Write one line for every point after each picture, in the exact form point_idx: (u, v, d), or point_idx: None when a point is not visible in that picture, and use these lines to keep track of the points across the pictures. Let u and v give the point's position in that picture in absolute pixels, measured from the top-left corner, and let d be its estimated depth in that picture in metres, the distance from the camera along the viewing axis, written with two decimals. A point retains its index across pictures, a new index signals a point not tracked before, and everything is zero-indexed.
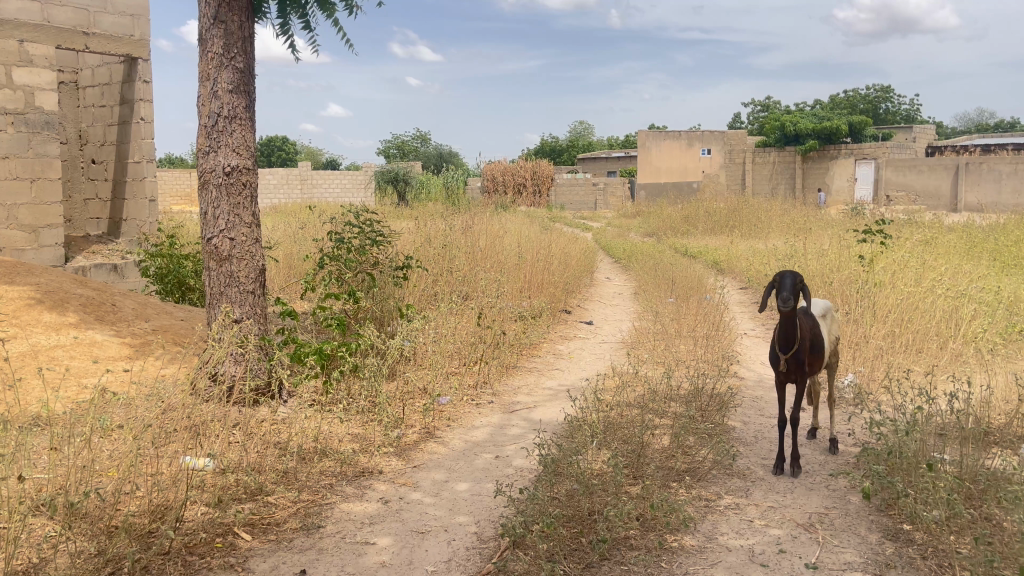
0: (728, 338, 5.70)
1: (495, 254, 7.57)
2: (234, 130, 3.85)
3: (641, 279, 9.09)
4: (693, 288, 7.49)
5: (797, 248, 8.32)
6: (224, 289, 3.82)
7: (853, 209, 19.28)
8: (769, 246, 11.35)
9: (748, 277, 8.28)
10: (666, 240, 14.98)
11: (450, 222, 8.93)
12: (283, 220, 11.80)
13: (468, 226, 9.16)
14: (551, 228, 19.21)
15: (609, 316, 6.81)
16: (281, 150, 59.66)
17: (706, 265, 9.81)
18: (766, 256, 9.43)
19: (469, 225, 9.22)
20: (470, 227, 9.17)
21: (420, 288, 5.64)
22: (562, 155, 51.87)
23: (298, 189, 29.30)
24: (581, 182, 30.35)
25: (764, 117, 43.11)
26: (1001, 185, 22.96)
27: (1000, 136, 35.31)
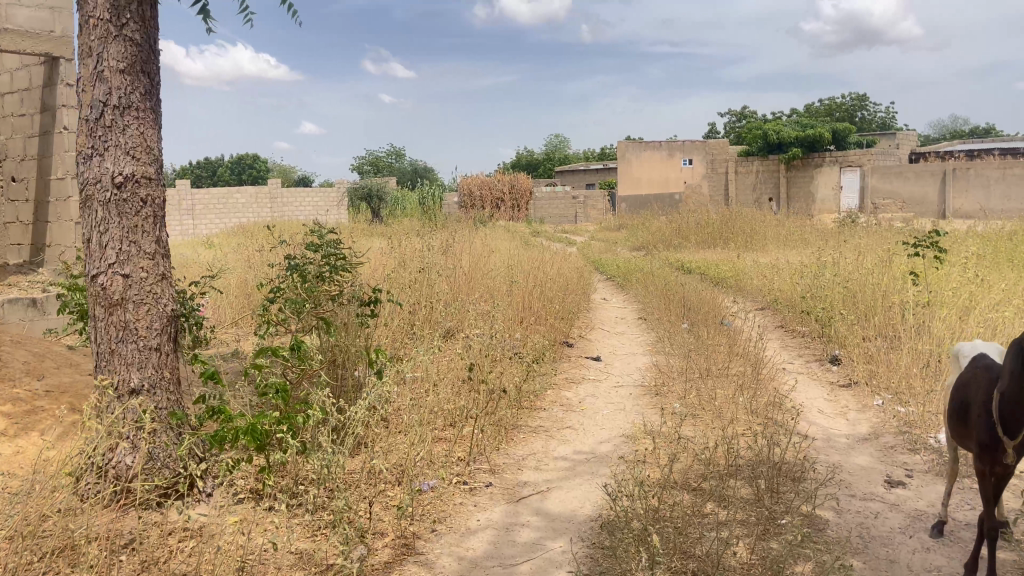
0: (769, 378, 4.68)
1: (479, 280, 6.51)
2: (128, 125, 2.75)
3: (644, 302, 8.07)
4: (709, 313, 6.48)
5: (820, 263, 7.37)
6: (115, 346, 2.70)
7: (847, 218, 18.49)
8: (777, 262, 10.39)
9: (768, 298, 7.32)
10: (658, 254, 14.01)
11: (425, 242, 7.87)
12: (243, 241, 10.73)
13: (447, 246, 8.10)
14: (534, 244, 18.22)
15: (618, 350, 5.78)
16: (253, 168, 58.61)
17: (713, 285, 8.81)
18: (780, 273, 8.46)
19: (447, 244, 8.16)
20: (449, 246, 8.11)
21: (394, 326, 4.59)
22: (539, 168, 51.03)
23: (267, 208, 28.23)
24: (561, 195, 29.46)
25: (743, 127, 42.52)
26: (990, 191, 22.46)
27: (980, 142, 34.95)
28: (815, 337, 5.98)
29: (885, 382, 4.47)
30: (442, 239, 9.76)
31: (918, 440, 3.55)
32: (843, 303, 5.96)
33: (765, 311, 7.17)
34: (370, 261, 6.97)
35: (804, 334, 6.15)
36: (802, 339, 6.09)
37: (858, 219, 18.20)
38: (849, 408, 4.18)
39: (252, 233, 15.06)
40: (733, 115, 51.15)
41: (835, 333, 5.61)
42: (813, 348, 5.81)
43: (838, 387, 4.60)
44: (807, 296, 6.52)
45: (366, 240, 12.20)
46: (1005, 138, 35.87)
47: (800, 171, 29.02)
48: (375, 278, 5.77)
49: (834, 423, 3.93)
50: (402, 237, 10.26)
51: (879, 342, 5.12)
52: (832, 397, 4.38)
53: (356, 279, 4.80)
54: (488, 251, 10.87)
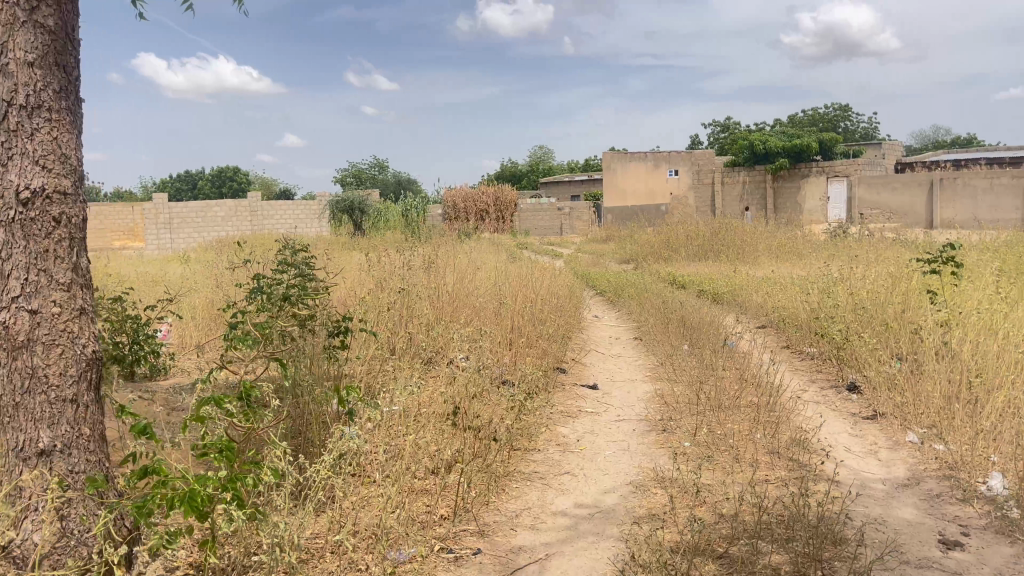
0: (785, 411, 4.23)
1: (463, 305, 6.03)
2: (37, 129, 2.27)
3: (638, 321, 7.62)
4: (710, 334, 6.04)
5: (824, 279, 6.96)
6: (19, 398, 2.21)
7: (837, 229, 18.19)
8: (774, 278, 9.98)
9: (770, 317, 6.89)
10: (647, 267, 13.60)
11: (404, 258, 7.39)
12: (215, 257, 10.20)
13: (428, 260, 7.61)
14: (520, 257, 17.80)
15: (615, 376, 5.31)
16: (233, 180, 57.94)
17: (710, 301, 8.38)
18: (780, 289, 8.04)
19: (427, 260, 7.68)
20: (431, 261, 7.63)
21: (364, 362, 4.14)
22: (523, 180, 50.71)
23: (247, 221, 27.65)
24: (546, 207, 29.07)
25: (727, 137, 42.37)
26: (978, 201, 22.25)
27: (964, 151, 34.97)
28: (827, 360, 5.54)
29: (916, 415, 4.03)
30: (423, 254, 9.29)
31: (968, 489, 3.11)
32: (856, 323, 5.53)
33: (769, 330, 6.73)
34: (345, 281, 6.49)
35: (816, 357, 5.70)
36: (813, 362, 5.65)
37: (849, 230, 17.89)
38: (879, 445, 3.73)
39: (228, 248, 14.54)
40: (716, 126, 51.11)
41: (850, 356, 5.17)
42: (827, 372, 5.37)
43: (861, 419, 4.16)
44: (815, 315, 6.08)
45: (345, 255, 11.71)
46: (988, 147, 35.89)
47: (786, 182, 28.79)
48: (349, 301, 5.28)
49: (866, 464, 3.48)
50: (382, 253, 9.79)
51: (901, 368, 4.68)
52: (858, 432, 3.93)
53: (325, 304, 4.31)
54: (472, 267, 10.41)
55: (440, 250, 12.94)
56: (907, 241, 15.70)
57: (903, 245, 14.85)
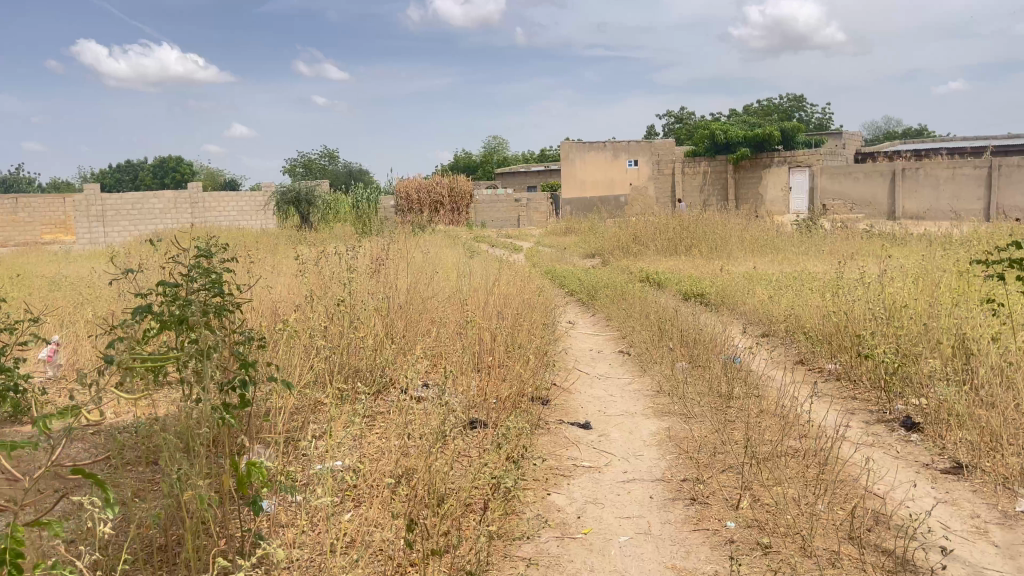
0: (843, 463, 3.25)
1: (417, 331, 4.95)
2: None
3: (621, 330, 6.59)
4: (712, 346, 5.08)
5: (837, 286, 6.02)
6: None
7: (807, 221, 17.45)
8: (763, 278, 9.04)
9: (775, 327, 5.95)
10: (616, 264, 12.63)
11: (344, 260, 6.24)
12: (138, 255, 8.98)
13: (377, 261, 6.50)
14: (479, 252, 16.74)
15: (608, 407, 4.27)
16: (177, 172, 55.93)
17: (699, 306, 7.40)
18: (780, 292, 7.09)
19: (375, 261, 6.56)
20: (379, 261, 6.52)
21: (278, 421, 3.08)
22: (478, 170, 49.56)
23: (188, 213, 26.12)
24: (502, 198, 28.01)
25: (686, 127, 41.72)
26: (940, 191, 21.68)
27: (923, 143, 34.65)
28: (860, 381, 4.59)
29: (1017, 471, 3.07)
30: (372, 254, 8.15)
31: None
32: (890, 337, 4.60)
33: (777, 340, 5.75)
34: (275, 288, 5.34)
35: (845, 380, 4.74)
36: (842, 385, 4.68)
37: (819, 222, 17.17)
38: (985, 521, 2.76)
39: (161, 250, 13.26)
40: (671, 117, 50.56)
41: (896, 381, 4.21)
42: (863, 396, 4.41)
43: (941, 474, 3.19)
44: (837, 325, 5.13)
45: (286, 256, 10.51)
46: (940, 138, 35.73)
47: (748, 172, 28.13)
48: (273, 324, 4.20)
49: (983, 553, 2.51)
50: (326, 254, 8.64)
51: (971, 397, 3.72)
52: (948, 497, 2.96)
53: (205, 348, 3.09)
54: (426, 266, 9.31)
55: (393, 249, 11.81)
56: (882, 234, 14.99)
57: (882, 240, 14.10)
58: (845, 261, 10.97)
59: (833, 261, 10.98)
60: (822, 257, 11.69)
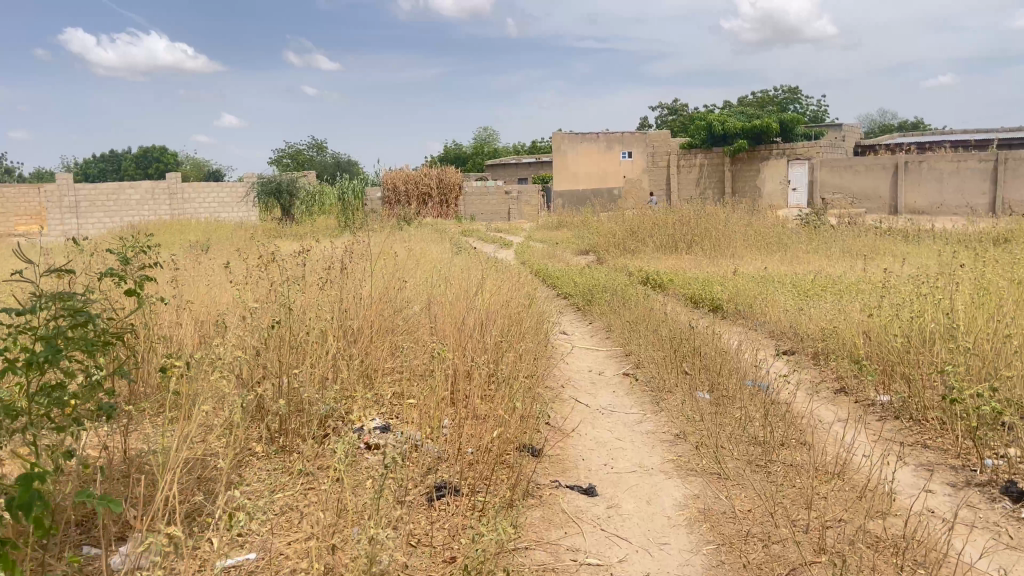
0: (951, 566, 2.34)
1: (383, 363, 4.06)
2: None
3: (625, 346, 5.69)
4: (731, 374, 4.36)
5: (879, 305, 5.12)
6: None
7: (811, 215, 16.52)
8: (779, 284, 8.13)
9: (805, 347, 5.09)
10: (611, 262, 11.72)
11: (301, 264, 5.33)
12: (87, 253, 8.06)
13: (345, 266, 5.60)
14: (467, 248, 15.82)
15: (618, 460, 3.36)
16: (162, 161, 54.74)
17: (713, 318, 6.52)
18: (807, 304, 6.20)
19: (343, 265, 5.67)
20: (348, 266, 5.62)
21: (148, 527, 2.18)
22: (468, 162, 48.53)
23: (166, 204, 25.07)
24: (492, 190, 26.97)
25: (680, 118, 40.83)
26: (943, 186, 20.76)
27: (924, 135, 33.75)
28: (928, 425, 3.71)
29: None
30: (343, 253, 7.27)
31: None
32: (966, 372, 3.72)
33: (811, 363, 4.86)
34: (213, 308, 4.44)
35: (908, 420, 3.85)
36: (905, 426, 3.79)
37: (823, 216, 16.30)
38: None
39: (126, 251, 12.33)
40: (664, 109, 49.59)
41: (983, 427, 3.32)
42: (937, 443, 3.51)
43: None
44: (896, 354, 4.26)
45: (257, 256, 9.62)
46: (939, 131, 34.89)
47: (745, 164, 27.21)
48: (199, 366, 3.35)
49: None
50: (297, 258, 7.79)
51: None
52: None
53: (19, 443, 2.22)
54: (404, 271, 8.42)
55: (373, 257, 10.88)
56: (893, 231, 14.12)
57: (895, 238, 13.21)
58: (861, 262, 10.09)
59: (848, 263, 10.10)
60: (834, 258, 10.79)
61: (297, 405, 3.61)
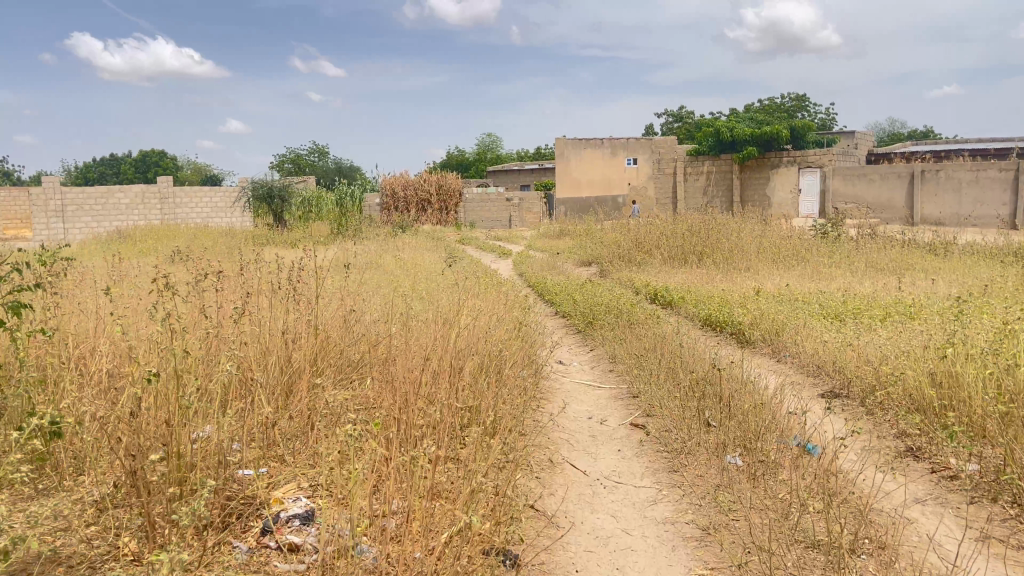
0: None
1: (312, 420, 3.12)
2: None
3: (631, 388, 4.72)
4: (771, 434, 3.44)
5: (945, 343, 4.19)
6: None
7: (828, 224, 15.56)
8: (807, 306, 7.15)
9: (859, 394, 4.15)
10: (616, 276, 10.80)
11: (237, 297, 4.40)
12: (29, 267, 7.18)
13: (296, 291, 4.66)
14: (464, 258, 14.89)
15: (625, 572, 2.44)
16: (162, 167, 54.09)
17: (734, 351, 5.54)
18: (847, 339, 5.23)
19: (293, 291, 4.73)
20: (300, 290, 4.68)
21: None
22: (471, 168, 47.63)
23: (157, 210, 24.20)
24: (493, 196, 25.82)
25: (686, 125, 39.96)
26: (962, 196, 19.71)
27: (938, 144, 32.80)
28: None
29: None
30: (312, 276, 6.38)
31: None
32: None
33: (866, 414, 3.91)
34: (112, 350, 3.51)
35: (1014, 506, 2.90)
36: (1011, 515, 2.85)
37: (840, 225, 15.31)
38: None
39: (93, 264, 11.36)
40: (669, 116, 48.55)
41: None
42: None
43: None
44: (990, 417, 3.33)
45: (224, 270, 8.64)
46: (950, 140, 33.98)
47: (754, 172, 26.12)
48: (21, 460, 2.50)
49: None
50: (261, 276, 6.83)
51: None
52: None
53: None
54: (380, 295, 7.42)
55: (357, 276, 9.93)
56: (917, 244, 13.16)
57: (923, 252, 12.22)
58: (892, 279, 9.12)
59: (877, 279, 9.14)
60: (861, 274, 9.82)
61: (191, 484, 2.68)
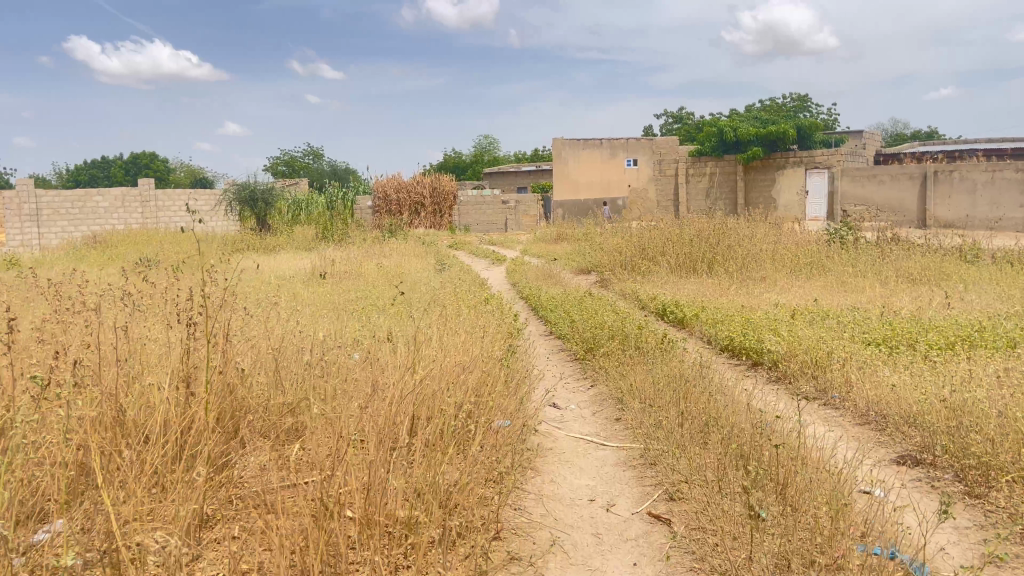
0: None
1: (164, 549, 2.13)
2: None
3: (644, 450, 3.66)
4: (854, 547, 2.41)
5: None
6: None
7: (844, 227, 14.48)
8: (845, 328, 6.07)
9: (960, 484, 3.11)
10: (619, 287, 9.73)
11: (117, 359, 3.38)
12: None
13: (207, 342, 3.64)
14: (454, 265, 13.80)
15: None
16: (153, 169, 53.00)
17: (771, 395, 4.46)
18: (918, 382, 4.16)
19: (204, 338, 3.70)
20: (212, 339, 3.67)
21: None
22: (467, 170, 46.46)
23: (138, 213, 23.03)
24: (488, 199, 24.77)
25: (687, 125, 38.91)
26: (977, 198, 18.56)
27: (946, 143, 31.77)
28: None
29: None
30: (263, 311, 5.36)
31: None
32: None
33: (974, 514, 2.88)
34: None
35: None
36: None
37: (857, 229, 14.21)
38: None
39: (42, 276, 10.21)
40: (668, 116, 47.57)
41: None
42: None
43: None
44: None
45: (176, 290, 7.56)
46: (959, 140, 32.95)
47: (761, 173, 24.93)
48: None
49: None
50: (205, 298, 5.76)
51: None
52: None
53: None
54: (344, 322, 6.31)
55: (331, 294, 8.87)
56: (942, 249, 12.09)
57: (954, 258, 11.13)
58: (930, 292, 8.06)
59: (913, 293, 8.09)
60: (891, 286, 8.77)
61: None
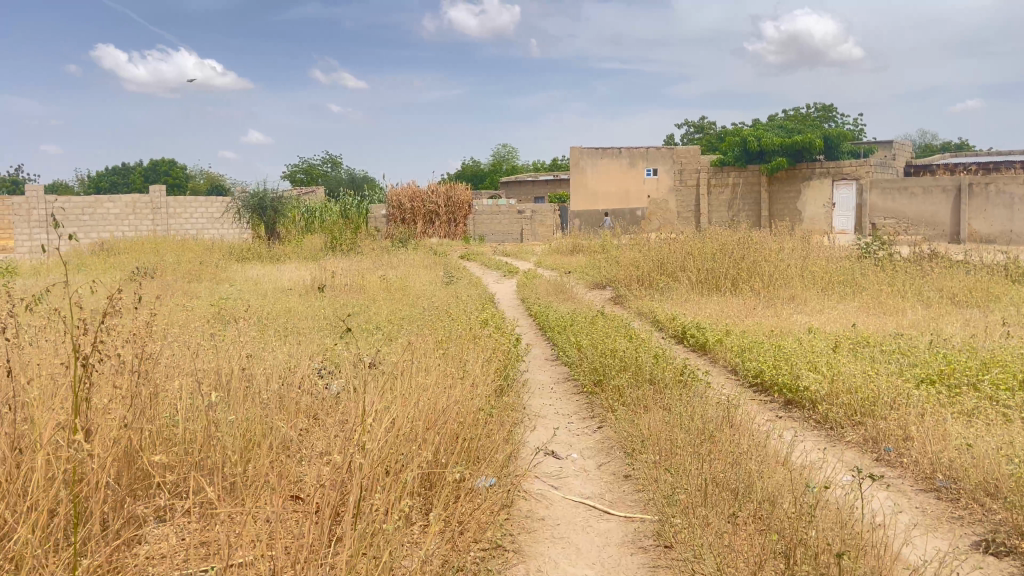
0: None
1: None
2: None
3: (659, 526, 2.95)
4: None
5: None
6: None
7: (876, 242, 13.64)
8: (891, 361, 5.31)
9: None
10: (635, 305, 9.01)
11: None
12: None
13: (117, 384, 3.00)
14: (464, 278, 13.11)
15: None
16: (173, 176, 52.84)
17: (812, 450, 3.72)
18: (994, 437, 3.43)
19: (115, 379, 3.06)
20: (124, 380, 3.03)
21: None
22: (485, 179, 45.81)
23: (148, 219, 22.55)
24: (503, 208, 24.20)
25: (710, 135, 38.05)
26: (1014, 212, 17.65)
27: (977, 155, 30.76)
28: None
29: None
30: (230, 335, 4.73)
31: None
32: None
33: None
34: None
35: None
36: None
37: (891, 244, 13.38)
38: None
39: (27, 288, 9.63)
40: (688, 126, 46.77)
41: None
42: None
43: None
44: None
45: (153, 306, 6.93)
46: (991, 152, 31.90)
47: (784, 184, 24.15)
48: None
49: None
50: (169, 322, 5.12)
51: None
52: None
53: None
54: (321, 345, 5.60)
55: (324, 310, 8.22)
56: (984, 266, 11.25)
57: (999, 277, 10.31)
58: (981, 317, 7.26)
59: (962, 317, 7.30)
60: (934, 308, 7.98)
61: None
